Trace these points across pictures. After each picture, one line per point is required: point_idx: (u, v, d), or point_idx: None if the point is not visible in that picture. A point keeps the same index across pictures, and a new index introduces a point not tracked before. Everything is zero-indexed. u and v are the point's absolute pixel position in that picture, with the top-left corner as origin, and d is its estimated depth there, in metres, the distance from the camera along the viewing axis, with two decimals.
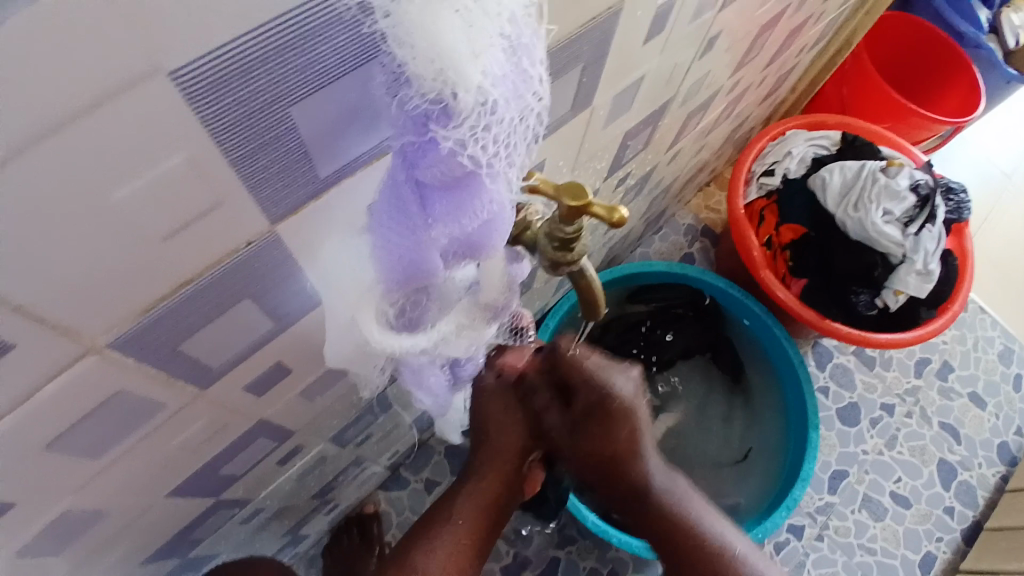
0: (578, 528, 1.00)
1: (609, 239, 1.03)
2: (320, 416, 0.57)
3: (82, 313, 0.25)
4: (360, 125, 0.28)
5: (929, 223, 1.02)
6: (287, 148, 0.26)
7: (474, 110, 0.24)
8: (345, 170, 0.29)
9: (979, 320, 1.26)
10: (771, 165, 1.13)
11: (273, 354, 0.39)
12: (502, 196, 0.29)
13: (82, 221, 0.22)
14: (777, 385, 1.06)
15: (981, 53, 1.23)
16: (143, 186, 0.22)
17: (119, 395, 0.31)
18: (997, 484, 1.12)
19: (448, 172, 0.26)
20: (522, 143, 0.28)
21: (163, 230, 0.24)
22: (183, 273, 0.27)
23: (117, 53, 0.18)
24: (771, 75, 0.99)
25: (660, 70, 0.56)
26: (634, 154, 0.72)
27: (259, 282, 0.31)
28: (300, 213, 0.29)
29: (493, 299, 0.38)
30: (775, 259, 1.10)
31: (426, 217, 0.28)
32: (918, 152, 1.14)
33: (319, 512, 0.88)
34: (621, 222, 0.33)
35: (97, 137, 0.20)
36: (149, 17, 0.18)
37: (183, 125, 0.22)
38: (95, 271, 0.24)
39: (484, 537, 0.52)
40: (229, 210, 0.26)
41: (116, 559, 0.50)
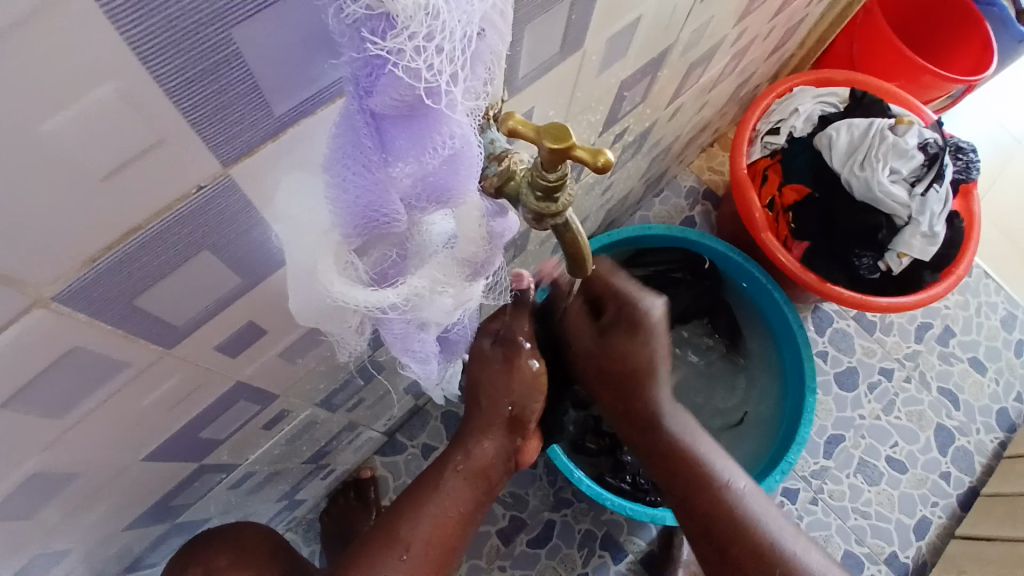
0: (574, 492, 1.00)
1: (607, 200, 1.00)
2: (305, 378, 0.56)
3: (18, 263, 0.23)
4: (316, 54, 0.25)
5: (937, 183, 0.99)
6: (233, 79, 0.23)
7: (415, 15, 0.21)
8: (307, 109, 0.27)
9: (983, 285, 1.24)
10: (775, 123, 1.09)
11: (246, 312, 0.37)
12: (465, 129, 0.26)
13: (5, 157, 0.20)
14: (776, 348, 1.05)
15: (994, 11, 1.18)
16: (72, 119, 0.20)
17: (74, 353, 0.29)
18: (994, 450, 1.11)
19: (398, 97, 0.23)
20: (473, 59, 0.25)
21: (100, 171, 0.22)
22: (129, 220, 0.25)
23: None
24: (778, 27, 0.95)
25: (659, 14, 0.53)
26: (631, 108, 0.69)
27: (218, 232, 0.29)
28: (258, 154, 0.27)
29: (472, 253, 0.36)
30: (778, 220, 1.07)
31: (382, 152, 0.26)
32: (927, 111, 1.10)
33: (313, 476, 0.87)
34: (606, 166, 0.31)
35: (11, 59, 0.17)
36: None
37: (109, 50, 0.19)
38: (28, 214, 0.22)
39: (474, 501, 0.55)
40: (174, 151, 0.24)
41: (98, 522, 0.49)
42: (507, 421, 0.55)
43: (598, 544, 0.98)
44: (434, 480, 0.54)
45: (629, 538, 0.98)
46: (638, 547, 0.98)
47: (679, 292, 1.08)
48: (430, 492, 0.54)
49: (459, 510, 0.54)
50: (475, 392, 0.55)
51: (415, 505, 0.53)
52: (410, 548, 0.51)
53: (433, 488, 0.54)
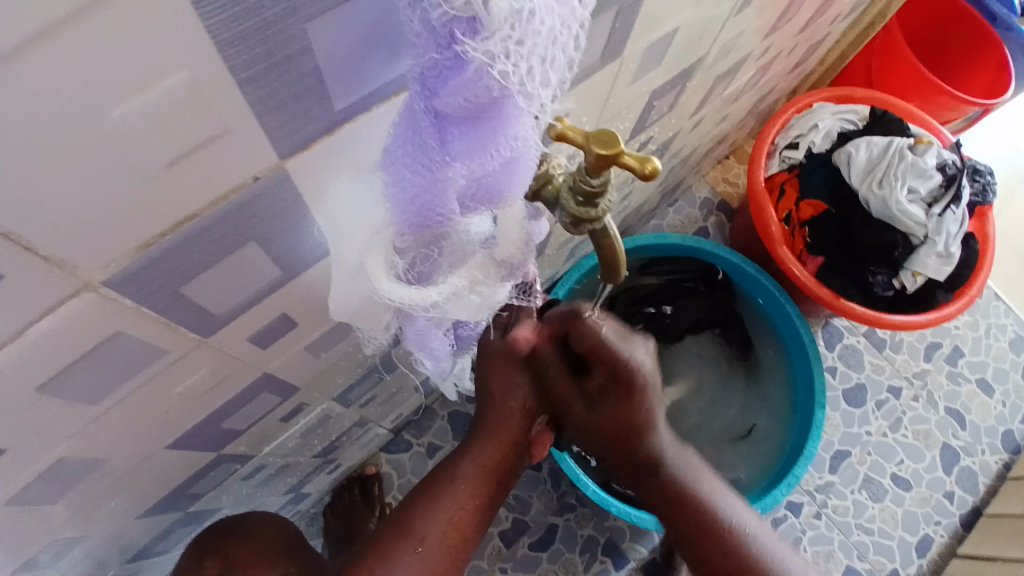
0: (577, 496, 1.00)
1: (624, 208, 1.00)
2: (325, 373, 0.56)
3: (75, 247, 0.23)
4: (379, 51, 0.25)
5: (953, 204, 0.99)
6: (301, 70, 0.23)
7: (508, 20, 0.21)
8: (362, 105, 0.27)
9: (994, 308, 1.24)
10: (795, 138, 1.09)
11: (279, 305, 0.37)
12: (527, 134, 0.26)
13: (75, 140, 0.20)
14: (787, 362, 1.05)
15: (1012, 36, 1.17)
16: (141, 106, 0.20)
17: (116, 339, 0.29)
18: (998, 471, 1.11)
19: (472, 99, 0.24)
20: (562, 55, 0.24)
21: (163, 159, 0.22)
22: (184, 209, 0.25)
23: None
24: (803, 42, 0.95)
25: (694, 25, 0.53)
26: (657, 117, 0.69)
27: (264, 224, 0.29)
28: (311, 150, 0.27)
29: (510, 256, 0.36)
30: (793, 235, 1.07)
31: (444, 153, 0.26)
32: (945, 131, 1.10)
33: (320, 470, 0.87)
34: (653, 175, 0.31)
35: (92, 44, 0.18)
36: None
37: (184, 37, 0.19)
38: (92, 200, 0.22)
39: (490, 487, 0.54)
40: (234, 142, 0.24)
41: (114, 510, 0.49)
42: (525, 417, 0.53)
43: (599, 550, 0.98)
44: (452, 471, 0.53)
45: (630, 546, 0.98)
46: (639, 554, 0.97)
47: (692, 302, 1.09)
48: (446, 487, 0.53)
49: (474, 501, 0.53)
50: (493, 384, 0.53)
51: (431, 495, 0.52)
52: (424, 541, 0.51)
53: (451, 479, 0.52)
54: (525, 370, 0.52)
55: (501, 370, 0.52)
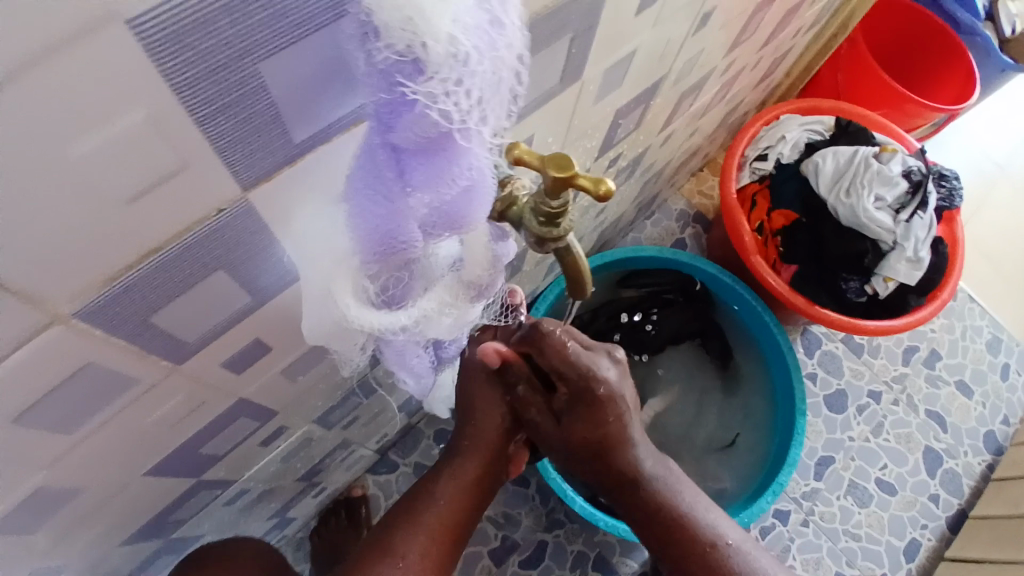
0: (566, 512, 1.01)
1: (601, 223, 1.01)
2: (304, 395, 0.56)
3: (44, 280, 0.24)
4: (336, 87, 0.27)
5: (920, 210, 1.02)
6: (256, 108, 0.24)
7: (445, 62, 0.23)
8: (322, 136, 0.28)
9: (968, 310, 1.27)
10: (763, 149, 1.12)
11: (250, 330, 0.38)
12: (481, 162, 0.28)
13: (43, 180, 0.21)
14: (766, 370, 1.07)
15: (976, 41, 1.23)
16: (102, 144, 0.21)
17: (86, 369, 0.30)
18: (982, 472, 1.13)
19: (422, 134, 0.25)
20: (499, 101, 0.26)
21: (127, 193, 0.23)
22: (149, 241, 0.26)
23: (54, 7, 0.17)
24: (766, 58, 0.98)
25: (654, 46, 0.55)
26: (626, 134, 0.71)
27: (231, 252, 0.30)
28: (276, 179, 0.28)
29: (477, 277, 0.38)
30: (766, 244, 1.09)
31: (403, 183, 0.27)
32: (911, 139, 1.13)
33: (305, 494, 0.87)
34: (607, 195, 0.32)
35: (54, 86, 0.19)
36: None
37: (142, 77, 0.20)
38: (57, 235, 0.23)
39: (467, 509, 0.55)
40: (193, 177, 0.25)
41: (93, 540, 0.49)
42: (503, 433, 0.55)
43: (590, 566, 0.98)
44: (430, 491, 0.54)
45: (621, 560, 0.98)
46: (630, 569, 0.97)
47: (669, 313, 1.10)
48: (426, 502, 0.54)
49: (449, 524, 0.54)
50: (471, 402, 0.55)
51: (411, 519, 0.53)
52: (403, 565, 0.51)
53: (428, 502, 0.54)
54: (503, 388, 0.53)
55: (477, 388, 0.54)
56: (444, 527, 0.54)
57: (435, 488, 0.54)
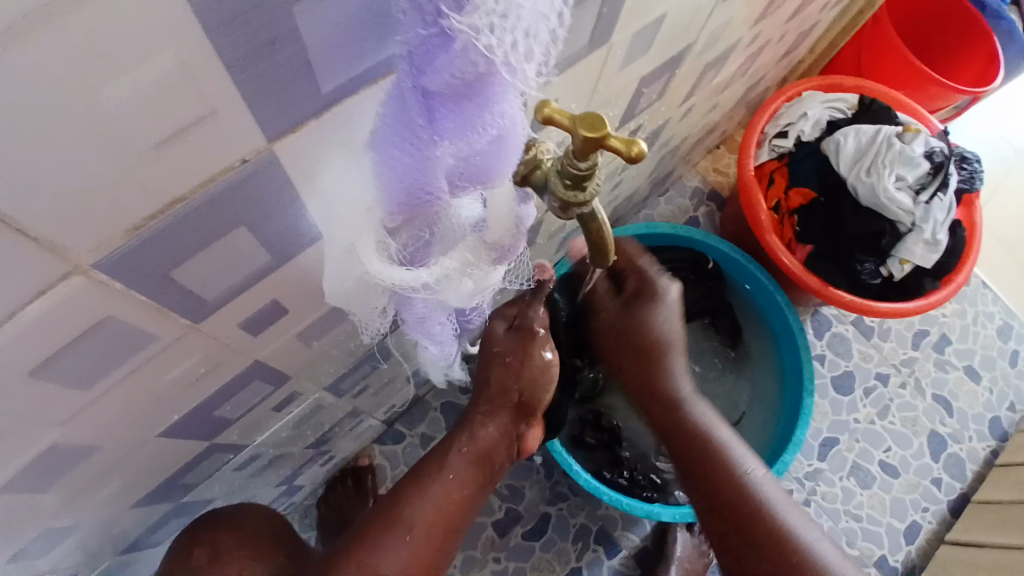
0: (570, 486, 1.01)
1: (615, 197, 1.00)
2: (317, 361, 0.56)
3: (66, 229, 0.23)
4: (369, 33, 0.26)
5: (941, 191, 1.00)
6: (287, 53, 0.23)
7: None
8: (351, 87, 0.27)
9: (980, 295, 1.25)
10: (784, 126, 1.10)
11: (269, 291, 0.38)
12: (514, 112, 0.27)
13: (65, 121, 0.20)
14: (776, 350, 1.05)
15: (1002, 25, 1.19)
16: (129, 85, 0.20)
17: (105, 324, 0.29)
18: (985, 458, 1.12)
19: (458, 75, 0.24)
20: (546, 37, 0.24)
21: (153, 139, 0.23)
22: (174, 192, 0.25)
23: None
24: (792, 30, 0.95)
25: (682, 11, 0.53)
26: (647, 105, 0.70)
27: (254, 207, 0.29)
28: (302, 130, 0.27)
29: (500, 238, 0.37)
30: (782, 223, 1.08)
31: (432, 131, 0.26)
32: (933, 119, 1.11)
33: (313, 461, 0.88)
34: (639, 157, 0.31)
35: (79, 20, 0.18)
36: None
37: (171, 18, 0.19)
38: (78, 182, 0.22)
39: (476, 482, 0.54)
40: (220, 124, 0.24)
41: (107, 499, 0.49)
42: (514, 407, 0.54)
43: (591, 538, 0.98)
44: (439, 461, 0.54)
45: (623, 534, 0.99)
46: (631, 542, 0.98)
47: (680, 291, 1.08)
48: (434, 473, 0.53)
49: (460, 490, 0.53)
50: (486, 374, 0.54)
51: (419, 482, 0.53)
52: (411, 530, 0.51)
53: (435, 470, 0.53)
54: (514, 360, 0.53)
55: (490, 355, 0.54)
56: (455, 497, 0.53)
57: (445, 460, 0.54)
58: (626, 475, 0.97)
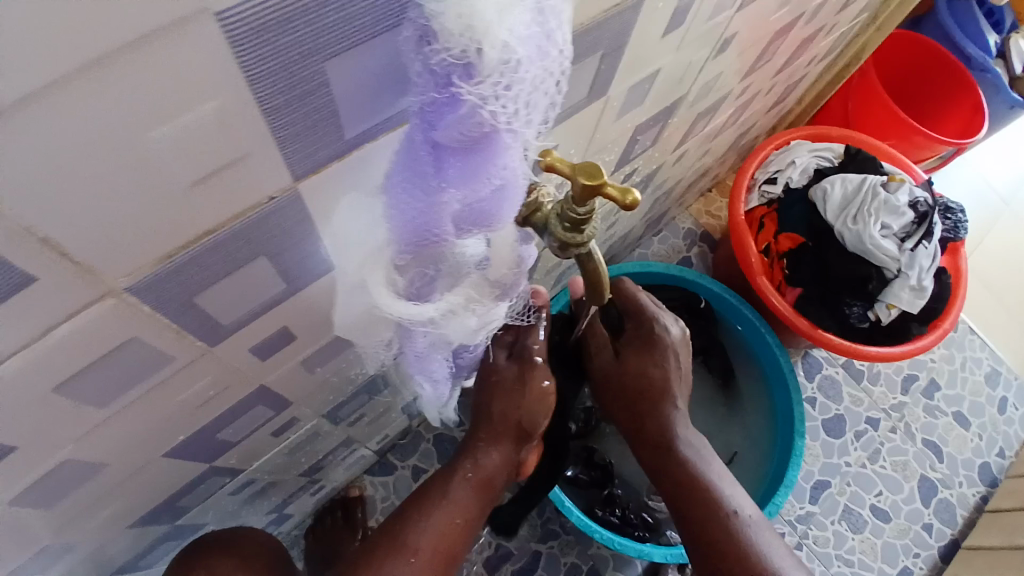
0: (561, 524, 1.01)
1: (610, 237, 1.03)
2: (318, 389, 0.58)
3: (105, 255, 0.25)
4: (388, 89, 0.28)
5: (925, 240, 1.03)
6: (317, 105, 0.26)
7: (497, 68, 0.24)
8: (371, 134, 0.30)
9: (968, 340, 1.28)
10: (773, 173, 1.14)
11: (280, 318, 0.40)
12: (515, 163, 0.29)
13: (116, 160, 0.22)
14: (767, 390, 1.07)
15: (987, 78, 1.25)
16: (177, 130, 0.23)
17: (128, 345, 0.31)
18: (976, 503, 1.13)
19: (465, 133, 0.27)
20: (541, 105, 0.28)
21: (193, 177, 0.25)
22: (204, 224, 0.27)
23: (154, 4, 0.19)
24: (780, 83, 1.00)
25: (674, 68, 0.57)
26: (642, 151, 0.73)
27: (277, 239, 0.32)
28: (324, 172, 0.30)
29: (501, 276, 0.40)
30: (772, 266, 1.11)
31: (440, 179, 0.29)
32: (918, 170, 1.15)
33: (304, 490, 0.88)
34: (633, 205, 0.34)
35: (137, 74, 0.20)
36: None
37: (220, 71, 0.22)
38: (119, 213, 0.24)
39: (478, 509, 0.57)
40: (252, 165, 0.26)
41: (104, 520, 0.50)
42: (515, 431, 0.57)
43: None
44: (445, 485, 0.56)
45: None
46: None
47: None
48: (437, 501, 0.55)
49: (465, 515, 0.56)
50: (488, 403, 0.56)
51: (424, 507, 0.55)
52: (417, 553, 0.53)
53: (441, 499, 0.55)
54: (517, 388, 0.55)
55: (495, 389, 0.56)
56: (456, 523, 0.55)
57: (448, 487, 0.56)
58: (619, 514, 0.97)
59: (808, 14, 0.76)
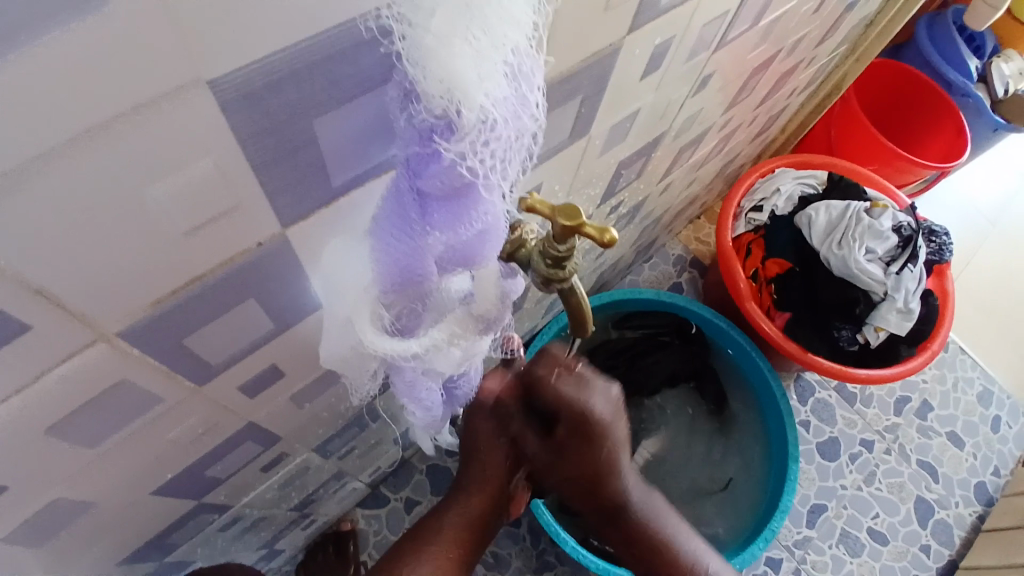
0: (557, 554, 1.00)
1: (599, 265, 1.04)
2: (308, 423, 0.58)
3: (99, 304, 0.26)
4: (375, 141, 0.30)
5: (911, 263, 1.05)
6: (305, 158, 0.27)
7: (475, 127, 0.26)
8: (358, 180, 0.31)
9: (959, 361, 1.29)
10: (759, 201, 1.16)
11: (269, 356, 0.40)
12: (496, 210, 0.31)
13: (107, 215, 0.23)
14: (762, 414, 1.07)
15: (969, 102, 1.28)
16: (170, 187, 0.24)
17: (119, 387, 0.32)
18: (973, 523, 1.13)
19: (447, 183, 0.28)
20: (517, 160, 0.29)
21: (185, 227, 0.26)
22: (196, 270, 0.28)
23: (147, 74, 0.20)
24: (762, 114, 1.03)
25: (656, 105, 0.58)
26: (628, 183, 0.75)
27: (264, 282, 0.33)
28: (308, 220, 0.31)
29: (486, 311, 0.40)
30: (761, 291, 1.12)
31: (424, 224, 0.30)
32: (901, 195, 1.18)
33: (296, 524, 0.87)
34: (611, 242, 0.35)
35: (134, 137, 0.21)
36: (194, 46, 0.20)
37: (212, 131, 0.23)
38: (113, 264, 0.25)
39: (467, 550, 0.57)
40: (242, 215, 0.27)
41: (93, 559, 0.49)
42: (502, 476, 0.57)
43: None
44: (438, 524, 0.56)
45: None
46: None
47: (665, 355, 1.13)
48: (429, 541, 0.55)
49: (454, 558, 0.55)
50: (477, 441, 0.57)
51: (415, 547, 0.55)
52: None
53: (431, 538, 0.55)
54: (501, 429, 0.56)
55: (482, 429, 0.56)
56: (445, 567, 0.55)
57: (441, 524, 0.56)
58: None
59: (786, 50, 0.79)
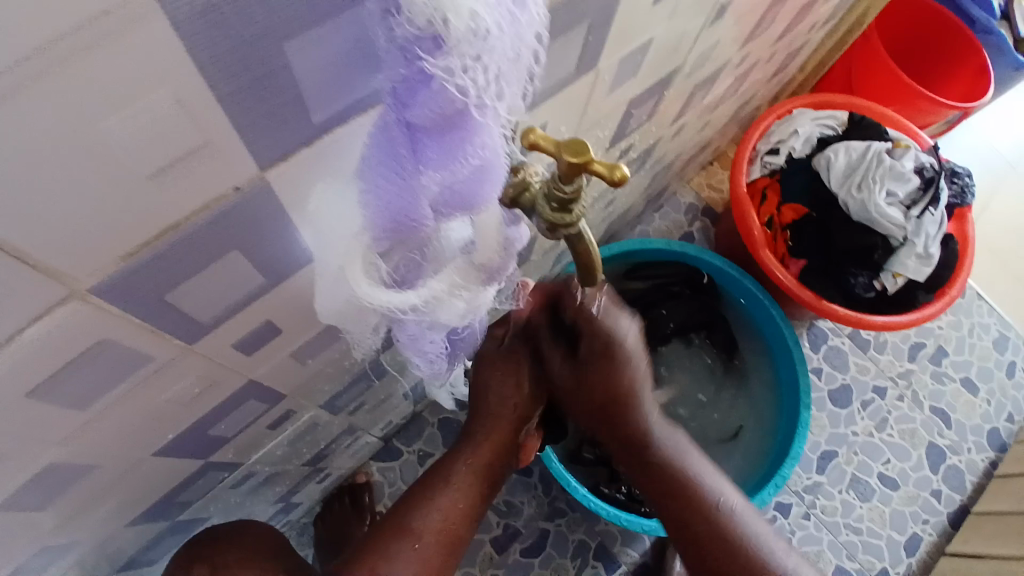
0: (568, 501, 1.01)
1: (609, 214, 1.01)
2: (312, 379, 0.56)
3: (65, 256, 0.24)
4: (357, 68, 0.27)
5: (931, 206, 1.01)
6: (279, 87, 0.25)
7: (465, 39, 0.23)
8: (341, 117, 0.28)
9: (976, 307, 1.26)
10: (776, 143, 1.11)
11: (265, 311, 0.38)
12: (494, 141, 0.28)
13: (59, 155, 0.21)
14: (772, 363, 1.06)
15: (992, 39, 1.20)
16: (128, 121, 0.21)
17: (103, 346, 0.30)
18: (985, 468, 1.12)
19: (438, 111, 0.25)
20: (515, 79, 0.27)
21: (150, 168, 0.23)
22: (169, 218, 0.26)
23: None
24: (781, 50, 0.97)
25: (668, 37, 0.54)
26: (638, 125, 0.71)
27: (248, 231, 0.30)
28: (291, 160, 0.28)
29: (488, 260, 0.38)
30: (775, 238, 1.08)
31: (416, 161, 0.27)
32: (925, 135, 1.12)
33: (310, 479, 0.87)
34: (622, 180, 0.32)
35: (79, 65, 0.19)
36: None
37: (169, 56, 0.20)
38: (74, 211, 0.23)
39: (481, 494, 0.56)
40: (213, 155, 0.25)
41: (102, 519, 0.49)
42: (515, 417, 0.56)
43: (591, 554, 0.98)
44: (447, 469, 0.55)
45: (621, 550, 0.99)
46: (630, 558, 0.98)
47: (676, 306, 1.11)
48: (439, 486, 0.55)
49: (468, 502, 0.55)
50: (487, 390, 0.56)
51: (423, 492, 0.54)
52: (421, 538, 0.53)
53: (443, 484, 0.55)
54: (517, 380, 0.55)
55: (492, 382, 0.55)
56: (458, 508, 0.55)
57: (452, 471, 0.55)
58: (624, 492, 0.97)
59: None
